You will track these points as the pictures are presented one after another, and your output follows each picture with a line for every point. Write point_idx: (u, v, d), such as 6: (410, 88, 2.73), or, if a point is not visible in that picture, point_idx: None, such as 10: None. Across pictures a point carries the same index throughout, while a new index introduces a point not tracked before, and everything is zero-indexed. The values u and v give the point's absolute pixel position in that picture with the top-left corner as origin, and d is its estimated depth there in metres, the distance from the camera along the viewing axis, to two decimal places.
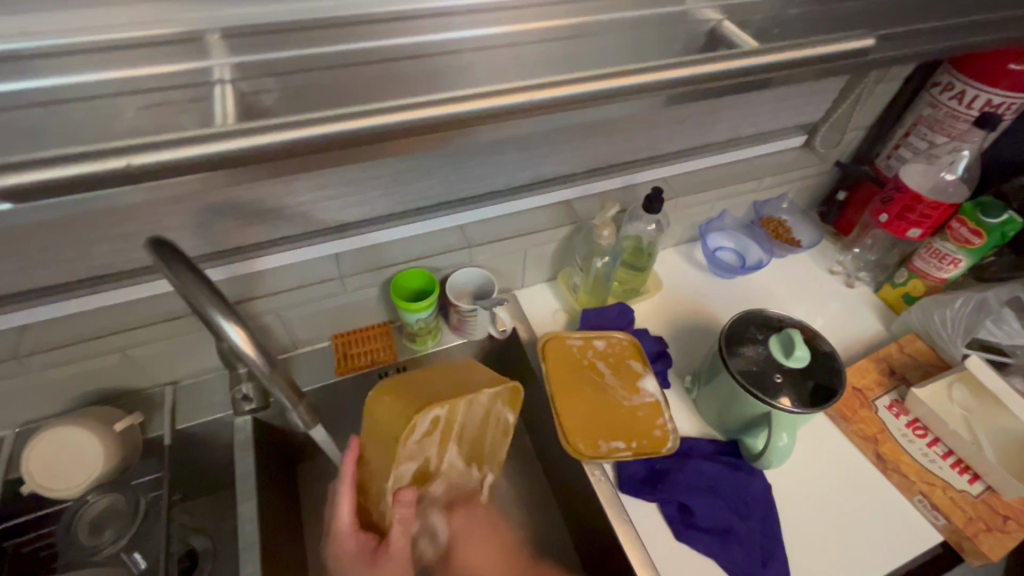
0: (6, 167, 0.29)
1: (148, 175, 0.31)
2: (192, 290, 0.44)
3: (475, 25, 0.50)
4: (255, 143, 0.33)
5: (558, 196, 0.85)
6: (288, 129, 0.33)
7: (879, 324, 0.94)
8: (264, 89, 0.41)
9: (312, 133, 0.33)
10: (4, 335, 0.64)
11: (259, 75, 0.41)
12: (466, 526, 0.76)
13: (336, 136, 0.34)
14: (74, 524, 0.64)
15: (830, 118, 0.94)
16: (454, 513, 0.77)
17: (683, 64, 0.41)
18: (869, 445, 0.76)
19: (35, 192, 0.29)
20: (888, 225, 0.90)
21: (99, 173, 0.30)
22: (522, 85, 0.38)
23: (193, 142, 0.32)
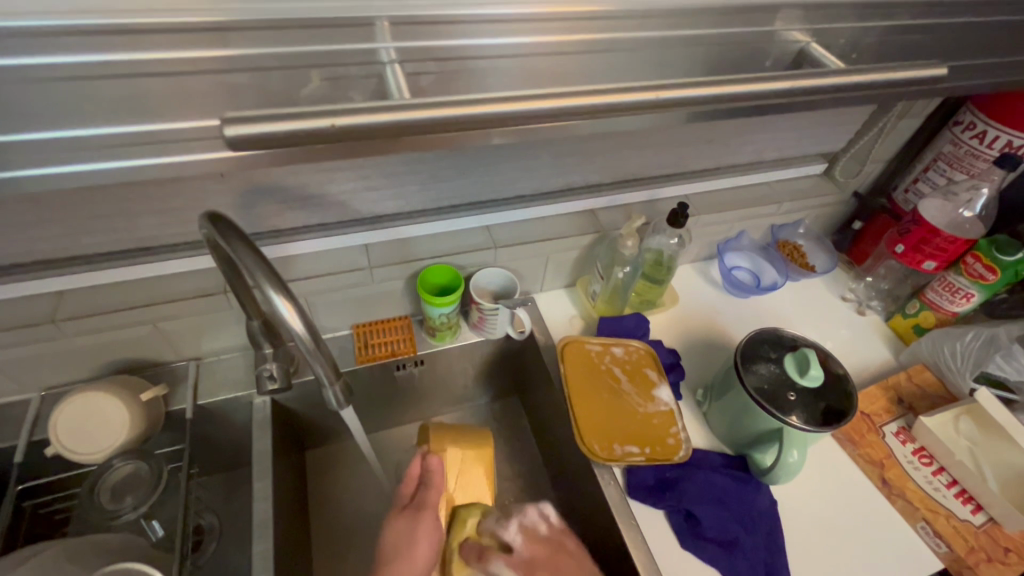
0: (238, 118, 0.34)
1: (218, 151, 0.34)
2: (246, 262, 0.47)
3: (500, 33, 0.47)
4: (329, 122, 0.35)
5: (584, 205, 0.88)
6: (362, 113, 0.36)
7: (888, 352, 0.96)
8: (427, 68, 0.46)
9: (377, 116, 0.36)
10: (44, 299, 0.66)
11: (421, 58, 0.45)
12: (551, 560, 0.68)
13: (414, 122, 0.38)
14: (97, 488, 0.65)
15: (851, 150, 0.97)
16: (535, 561, 0.68)
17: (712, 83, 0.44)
18: (875, 469, 0.77)
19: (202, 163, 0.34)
20: (903, 255, 0.92)
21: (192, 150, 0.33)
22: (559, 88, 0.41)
23: (276, 124, 0.34)
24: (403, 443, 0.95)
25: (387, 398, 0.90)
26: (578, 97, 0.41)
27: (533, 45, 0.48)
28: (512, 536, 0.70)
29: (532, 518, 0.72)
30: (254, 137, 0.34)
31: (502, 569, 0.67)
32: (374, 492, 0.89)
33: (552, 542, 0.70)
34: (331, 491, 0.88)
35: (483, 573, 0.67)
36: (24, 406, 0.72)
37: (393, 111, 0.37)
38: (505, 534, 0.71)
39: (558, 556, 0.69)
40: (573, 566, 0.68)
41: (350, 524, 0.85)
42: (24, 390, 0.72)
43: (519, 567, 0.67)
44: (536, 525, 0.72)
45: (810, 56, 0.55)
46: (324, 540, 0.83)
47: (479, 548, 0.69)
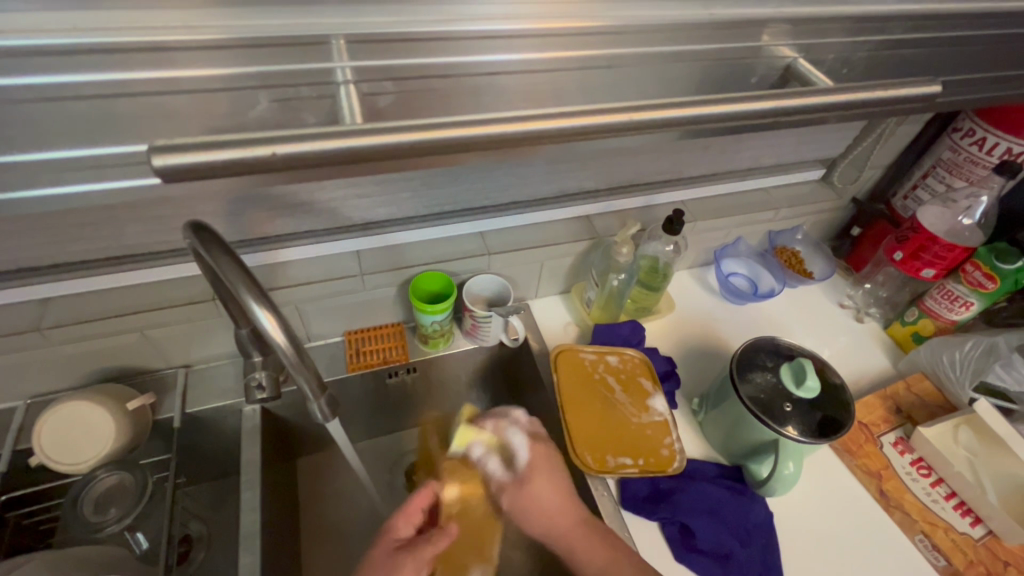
0: (168, 148, 0.33)
1: (177, 171, 0.33)
2: (228, 273, 0.46)
3: (497, 48, 0.48)
4: (315, 142, 0.36)
5: (579, 211, 0.87)
6: (346, 142, 0.36)
7: (887, 361, 0.95)
8: (384, 89, 0.46)
9: (354, 141, 0.36)
10: (30, 306, 0.65)
11: (380, 80, 0.45)
12: (548, 457, 0.67)
13: (392, 146, 0.37)
14: (81, 498, 0.64)
15: (848, 156, 0.96)
16: (535, 439, 0.68)
17: (702, 105, 0.42)
18: (872, 480, 0.76)
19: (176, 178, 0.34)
20: (902, 262, 0.91)
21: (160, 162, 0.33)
22: (540, 111, 0.40)
23: (208, 154, 0.34)
24: (396, 450, 0.94)
25: (379, 406, 0.89)
26: (561, 120, 0.40)
27: (525, 62, 0.49)
28: (513, 440, 0.68)
29: (520, 418, 0.71)
30: (182, 168, 0.33)
31: (509, 434, 0.69)
32: (364, 500, 0.88)
33: (539, 445, 0.69)
34: (321, 500, 0.87)
35: (483, 452, 0.69)
36: (11, 414, 0.71)
37: (368, 137, 0.37)
38: (489, 458, 0.68)
39: (544, 460, 0.68)
40: (562, 464, 0.68)
41: (341, 534, 0.84)
42: (9, 398, 0.71)
43: (523, 436, 0.69)
44: (538, 426, 0.71)
45: (796, 74, 0.55)
46: (313, 549, 0.82)
47: (480, 450, 0.70)
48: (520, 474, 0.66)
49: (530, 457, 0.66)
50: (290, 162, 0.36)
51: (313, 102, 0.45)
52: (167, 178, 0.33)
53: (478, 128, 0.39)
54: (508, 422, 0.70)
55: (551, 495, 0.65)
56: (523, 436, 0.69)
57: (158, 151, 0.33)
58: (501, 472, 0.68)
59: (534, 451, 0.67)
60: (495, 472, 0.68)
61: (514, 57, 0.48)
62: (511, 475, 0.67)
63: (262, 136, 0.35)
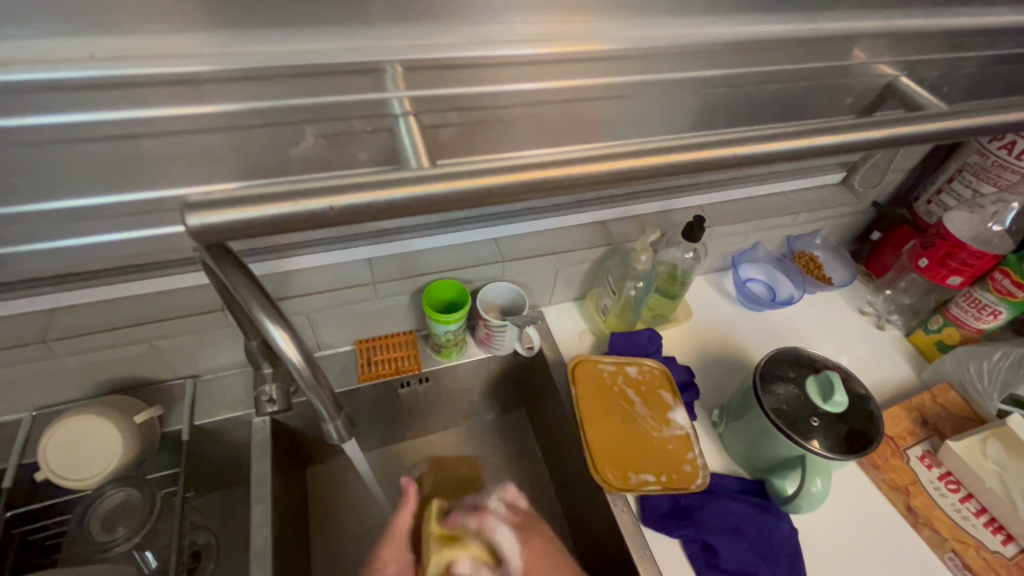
0: (200, 204, 0.32)
1: (199, 229, 0.32)
2: (243, 290, 0.44)
3: (514, 76, 0.52)
4: (355, 197, 0.34)
5: (594, 216, 0.85)
6: (380, 179, 0.34)
7: (910, 370, 0.92)
8: (448, 122, 0.55)
9: (398, 190, 0.34)
10: (34, 318, 0.63)
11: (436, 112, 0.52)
12: (544, 556, 0.66)
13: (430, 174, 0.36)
14: (88, 516, 0.62)
15: (871, 160, 0.93)
16: (525, 535, 0.68)
17: (750, 139, 0.40)
18: (899, 496, 0.75)
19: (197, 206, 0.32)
20: (927, 269, 0.89)
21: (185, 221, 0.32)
22: (586, 152, 0.38)
23: (246, 210, 0.32)
24: (406, 459, 0.92)
25: (389, 416, 0.87)
26: (602, 163, 0.37)
27: (533, 91, 0.54)
28: (502, 538, 0.68)
29: (499, 503, 0.72)
30: (210, 229, 0.32)
31: (496, 527, 0.69)
32: (376, 511, 0.86)
33: (520, 518, 0.71)
34: (332, 511, 0.85)
35: (471, 563, 0.66)
36: (16, 426, 0.69)
37: (407, 189, 0.35)
38: (482, 569, 0.66)
39: (534, 530, 0.69)
40: (549, 536, 0.69)
41: (353, 547, 0.82)
42: (16, 410, 0.69)
43: (512, 535, 0.68)
44: (513, 503, 0.73)
45: (903, 93, 0.59)
46: (325, 561, 0.80)
47: (467, 563, 0.66)
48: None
49: (525, 565, 0.65)
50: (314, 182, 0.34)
51: (370, 136, 0.54)
52: (196, 236, 0.32)
53: (515, 173, 0.36)
54: (489, 516, 0.70)
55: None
56: (508, 527, 0.69)
57: (191, 209, 0.32)
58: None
59: (528, 551, 0.66)
60: None
61: (532, 85, 0.53)
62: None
63: (319, 188, 0.34)
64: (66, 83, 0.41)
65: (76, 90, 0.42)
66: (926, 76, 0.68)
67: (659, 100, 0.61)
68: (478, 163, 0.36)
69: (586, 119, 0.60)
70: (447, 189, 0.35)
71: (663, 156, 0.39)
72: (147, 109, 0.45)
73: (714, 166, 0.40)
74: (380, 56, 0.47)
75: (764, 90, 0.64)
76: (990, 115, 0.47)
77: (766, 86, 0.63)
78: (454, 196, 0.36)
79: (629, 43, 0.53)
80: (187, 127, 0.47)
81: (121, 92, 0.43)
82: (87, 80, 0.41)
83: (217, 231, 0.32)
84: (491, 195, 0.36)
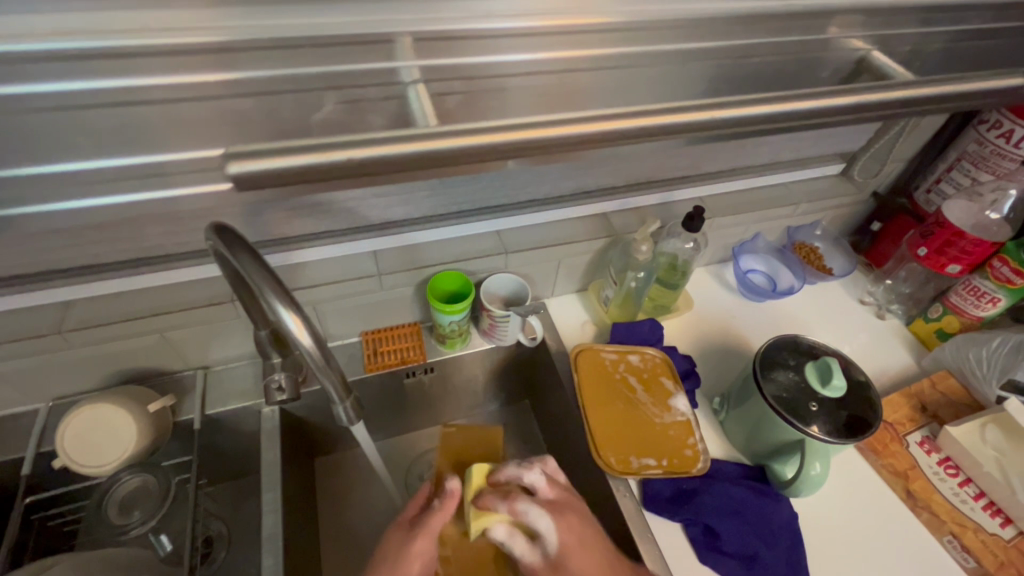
0: (239, 155, 0.33)
1: (256, 174, 0.33)
2: (254, 275, 0.46)
3: (513, 49, 0.53)
4: (374, 149, 0.35)
5: (596, 208, 0.86)
6: (379, 141, 0.36)
7: (910, 358, 0.93)
8: (452, 91, 0.54)
9: (394, 150, 0.36)
10: (50, 310, 0.65)
11: (449, 81, 0.52)
12: (581, 537, 0.62)
13: (432, 152, 0.37)
14: (105, 502, 0.64)
15: (870, 150, 0.93)
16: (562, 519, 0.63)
17: (724, 104, 0.42)
18: (898, 480, 0.76)
19: (241, 154, 0.33)
20: (926, 258, 0.89)
21: (241, 165, 0.33)
22: (577, 115, 0.39)
23: (280, 159, 0.33)
24: (412, 449, 0.93)
25: (394, 406, 0.89)
26: (570, 127, 0.39)
27: (535, 62, 0.54)
28: (536, 519, 0.62)
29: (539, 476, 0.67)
30: (256, 175, 0.33)
31: (531, 509, 0.63)
32: (383, 500, 0.87)
33: (559, 496, 0.66)
34: (340, 499, 0.87)
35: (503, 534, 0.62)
36: (32, 417, 0.71)
37: (398, 147, 0.36)
38: (516, 538, 0.63)
39: (566, 515, 0.64)
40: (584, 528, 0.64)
41: (361, 533, 0.84)
42: (32, 401, 0.71)
43: (545, 511, 0.63)
44: (552, 478, 0.67)
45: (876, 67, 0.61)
46: (332, 547, 0.82)
47: (502, 533, 0.63)
48: (551, 554, 0.61)
49: (560, 541, 0.61)
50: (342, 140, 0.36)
51: (381, 103, 0.51)
52: (241, 185, 0.33)
53: (498, 136, 0.38)
54: (521, 500, 0.63)
55: (588, 558, 0.61)
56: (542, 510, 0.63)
57: (242, 156, 0.33)
58: (531, 553, 0.62)
59: (569, 536, 0.62)
60: (524, 553, 0.62)
61: (530, 56, 0.53)
62: (541, 555, 0.62)
63: (325, 142, 0.35)
64: (55, 52, 0.40)
65: (66, 59, 0.41)
66: (898, 51, 0.65)
67: (650, 77, 0.61)
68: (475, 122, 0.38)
69: (574, 88, 0.59)
70: (435, 147, 0.37)
71: (651, 120, 0.40)
72: (144, 77, 0.43)
73: (684, 130, 0.41)
74: (388, 27, 0.47)
75: (750, 64, 0.63)
76: (956, 84, 0.48)
77: (755, 63, 0.63)
78: (454, 156, 0.37)
79: (626, 17, 0.54)
80: (186, 112, 0.47)
81: (113, 64, 0.42)
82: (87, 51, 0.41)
83: (260, 179, 0.33)
84: (488, 157, 0.38)
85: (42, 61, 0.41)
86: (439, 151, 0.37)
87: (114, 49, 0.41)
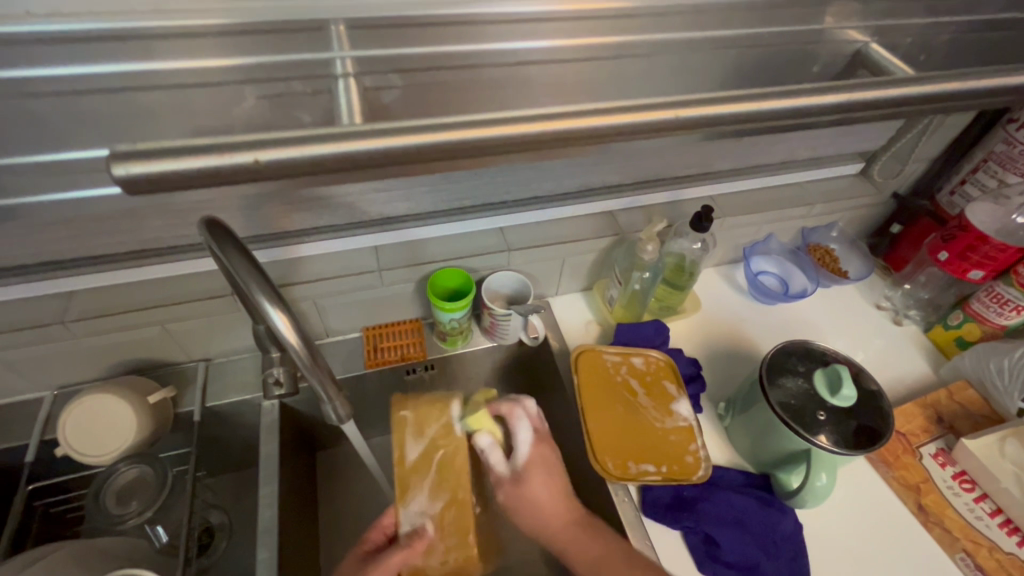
0: (193, 151, 0.33)
1: (158, 181, 0.32)
2: (241, 271, 0.45)
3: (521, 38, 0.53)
4: (341, 147, 0.35)
5: (602, 206, 0.84)
6: (364, 136, 0.36)
7: (927, 366, 0.90)
8: (392, 85, 0.53)
9: (377, 143, 0.35)
10: (54, 300, 0.66)
11: (383, 73, 0.51)
12: (547, 462, 0.70)
13: (416, 148, 0.36)
14: (103, 491, 0.65)
15: (891, 148, 0.89)
16: (533, 460, 0.69)
17: (723, 101, 0.40)
18: (911, 494, 0.73)
19: (140, 153, 0.32)
20: (948, 262, 0.86)
21: (168, 165, 0.32)
22: (574, 108, 0.38)
23: (184, 161, 0.32)
24: None
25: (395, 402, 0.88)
26: (551, 124, 0.38)
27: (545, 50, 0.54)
28: (518, 432, 0.71)
29: (521, 413, 0.73)
30: (148, 178, 0.32)
31: (519, 423, 0.72)
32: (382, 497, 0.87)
33: (542, 431, 0.73)
34: (338, 494, 0.87)
35: (489, 441, 0.72)
36: (37, 404, 0.72)
37: (380, 140, 0.36)
38: (495, 450, 0.72)
39: (543, 461, 0.70)
40: (555, 457, 0.71)
41: (359, 529, 0.84)
42: (38, 388, 0.72)
43: (529, 430, 0.72)
44: (535, 419, 0.73)
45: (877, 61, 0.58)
46: (330, 542, 0.82)
47: (486, 440, 0.72)
48: (517, 468, 0.69)
49: (528, 454, 0.70)
50: (310, 134, 0.35)
51: (310, 99, 0.52)
52: (132, 192, 0.32)
53: (480, 131, 0.37)
54: (519, 409, 0.73)
55: (556, 502, 0.67)
56: (529, 429, 0.72)
57: (129, 157, 0.32)
58: (502, 464, 0.70)
59: (534, 453, 0.70)
60: (497, 462, 0.71)
61: (539, 46, 0.54)
62: (510, 469, 0.70)
63: (270, 137, 0.34)
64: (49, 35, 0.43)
65: (68, 42, 0.43)
66: (899, 44, 0.63)
67: (643, 67, 0.60)
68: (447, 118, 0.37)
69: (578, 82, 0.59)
70: (418, 142, 0.36)
71: (647, 114, 0.39)
72: (153, 61, 0.46)
73: (669, 127, 0.40)
74: (324, 14, 0.47)
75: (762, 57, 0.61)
76: (983, 79, 0.45)
77: (753, 58, 0.62)
78: (441, 151, 0.36)
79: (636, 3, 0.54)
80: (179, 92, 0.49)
81: (115, 46, 0.44)
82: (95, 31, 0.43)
83: (158, 184, 0.32)
84: (477, 151, 0.37)
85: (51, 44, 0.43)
86: (421, 148, 0.36)
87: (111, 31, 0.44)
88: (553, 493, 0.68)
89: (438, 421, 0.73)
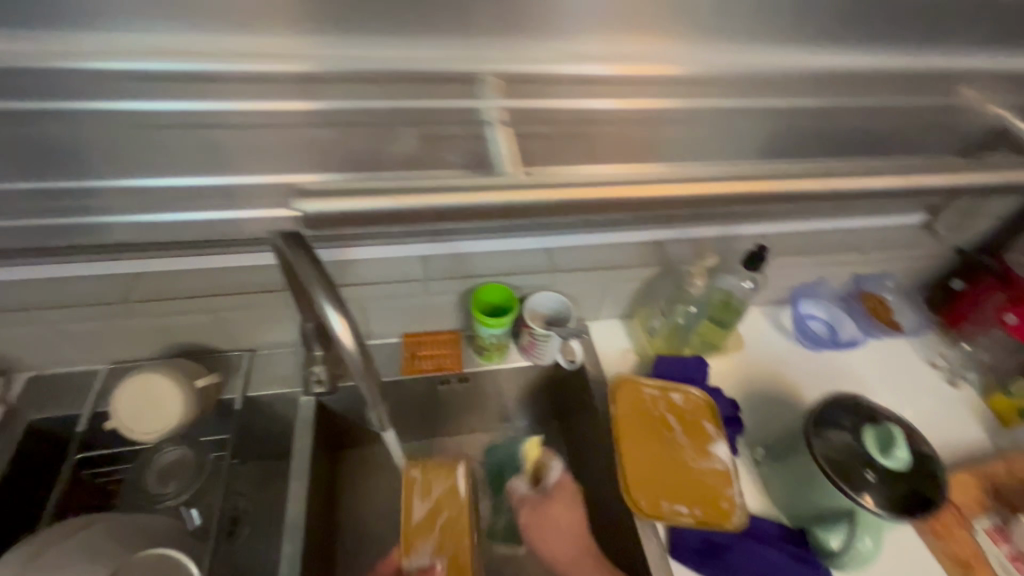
0: (365, 194, 0.43)
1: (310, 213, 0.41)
2: (303, 271, 0.46)
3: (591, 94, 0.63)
4: (464, 199, 0.43)
5: (652, 235, 0.83)
6: (484, 191, 0.44)
7: (984, 434, 0.85)
8: (540, 133, 0.63)
9: (482, 197, 0.44)
10: (120, 279, 0.69)
11: (532, 125, 0.63)
12: (569, 520, 0.77)
13: (530, 203, 0.44)
14: (145, 468, 0.69)
15: (954, 204, 0.87)
16: (566, 490, 0.80)
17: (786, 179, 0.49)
18: (960, 570, 0.69)
19: (334, 198, 0.42)
20: (1017, 326, 0.85)
21: (339, 207, 0.42)
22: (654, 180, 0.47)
23: (367, 202, 0.42)
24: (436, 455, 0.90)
25: (425, 411, 0.88)
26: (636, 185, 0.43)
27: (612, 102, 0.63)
28: (552, 471, 0.82)
29: (560, 470, 0.82)
30: (327, 215, 0.42)
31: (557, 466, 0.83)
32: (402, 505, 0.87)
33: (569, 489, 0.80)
34: (360, 497, 0.87)
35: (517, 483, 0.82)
36: (92, 376, 0.76)
37: (499, 192, 0.44)
38: (518, 483, 0.82)
39: (569, 503, 0.79)
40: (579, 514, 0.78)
41: (378, 534, 0.84)
42: (94, 361, 0.76)
43: (563, 474, 0.81)
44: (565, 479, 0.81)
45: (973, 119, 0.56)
46: (348, 544, 0.82)
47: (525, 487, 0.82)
48: (546, 494, 0.80)
49: (557, 490, 0.80)
50: (458, 187, 0.45)
51: (461, 140, 0.61)
52: (312, 222, 0.42)
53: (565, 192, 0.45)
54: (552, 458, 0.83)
55: (564, 529, 0.77)
56: (563, 472, 0.82)
57: (317, 200, 0.42)
58: (524, 489, 0.82)
59: (563, 492, 0.79)
60: (523, 490, 0.82)
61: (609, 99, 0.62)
62: (534, 493, 0.81)
63: (419, 189, 0.44)
64: (138, 71, 0.51)
65: (144, 78, 0.51)
66: None
67: (700, 127, 0.68)
68: (568, 178, 0.46)
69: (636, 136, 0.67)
70: (527, 199, 0.44)
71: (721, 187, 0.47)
72: (216, 98, 0.54)
73: (756, 193, 0.48)
74: (470, 67, 0.58)
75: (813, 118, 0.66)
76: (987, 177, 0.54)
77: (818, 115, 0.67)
78: (519, 208, 0.44)
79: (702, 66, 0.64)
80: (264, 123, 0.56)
81: (191, 88, 0.53)
82: (165, 71, 0.51)
83: (333, 218, 0.42)
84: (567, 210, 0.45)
85: (132, 79, 0.51)
86: (537, 204, 0.44)
87: (198, 72, 0.52)
88: (562, 542, 0.76)
89: (442, 482, 0.73)
